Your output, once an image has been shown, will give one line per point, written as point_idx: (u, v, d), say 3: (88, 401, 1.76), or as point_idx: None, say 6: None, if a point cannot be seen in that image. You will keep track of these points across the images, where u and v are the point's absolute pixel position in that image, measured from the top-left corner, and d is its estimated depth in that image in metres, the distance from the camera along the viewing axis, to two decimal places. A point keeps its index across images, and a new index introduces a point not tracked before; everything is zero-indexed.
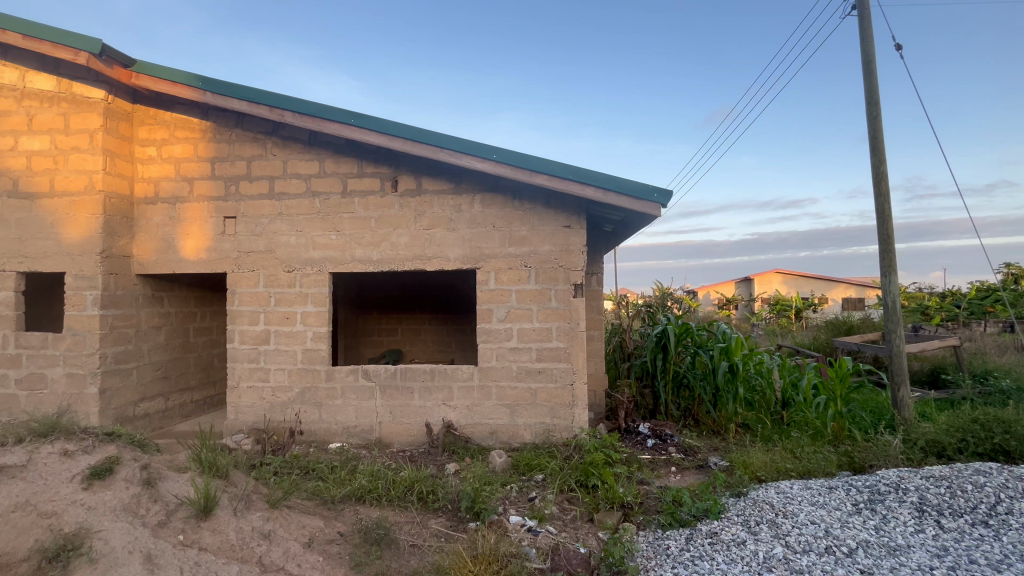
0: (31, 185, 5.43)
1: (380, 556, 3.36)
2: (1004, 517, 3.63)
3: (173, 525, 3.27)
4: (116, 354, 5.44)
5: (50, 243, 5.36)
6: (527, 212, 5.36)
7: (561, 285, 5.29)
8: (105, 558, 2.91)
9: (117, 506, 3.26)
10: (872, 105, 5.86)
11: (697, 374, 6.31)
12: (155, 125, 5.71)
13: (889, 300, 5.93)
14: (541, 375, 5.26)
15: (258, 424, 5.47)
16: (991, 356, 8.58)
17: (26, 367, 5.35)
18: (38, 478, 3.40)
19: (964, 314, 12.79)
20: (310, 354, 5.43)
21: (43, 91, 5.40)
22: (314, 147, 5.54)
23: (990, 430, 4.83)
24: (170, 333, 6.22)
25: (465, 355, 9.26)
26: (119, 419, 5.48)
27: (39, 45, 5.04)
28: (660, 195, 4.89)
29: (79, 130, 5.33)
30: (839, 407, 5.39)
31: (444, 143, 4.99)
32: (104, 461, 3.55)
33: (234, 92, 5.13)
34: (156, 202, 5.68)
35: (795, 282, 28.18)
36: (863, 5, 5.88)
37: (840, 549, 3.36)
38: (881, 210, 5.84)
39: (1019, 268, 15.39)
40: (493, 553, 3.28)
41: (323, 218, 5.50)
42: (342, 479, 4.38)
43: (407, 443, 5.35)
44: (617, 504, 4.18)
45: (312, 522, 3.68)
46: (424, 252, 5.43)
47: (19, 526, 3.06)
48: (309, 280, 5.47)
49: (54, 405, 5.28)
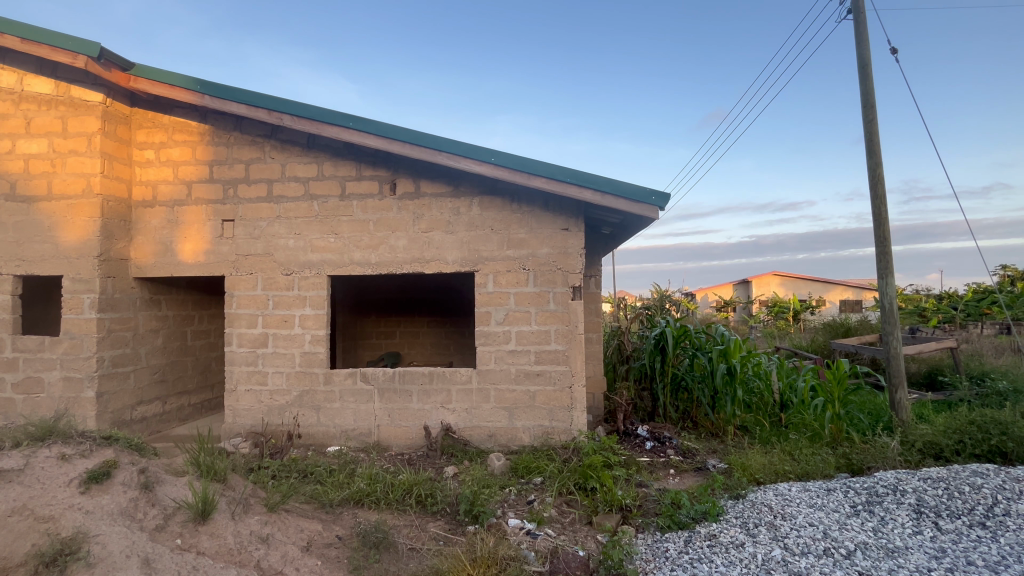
0: (29, 188, 5.42)
1: (378, 559, 3.36)
2: (1001, 519, 3.64)
3: (171, 529, 3.26)
4: (113, 357, 5.43)
5: (48, 247, 5.36)
6: (526, 214, 5.36)
7: (559, 288, 5.29)
8: (102, 563, 2.91)
9: (115, 511, 3.24)
10: (867, 107, 5.89)
11: (696, 376, 6.34)
12: (154, 128, 5.70)
13: (887, 303, 5.93)
14: (540, 377, 5.26)
15: (255, 427, 5.46)
16: (988, 358, 8.64)
17: (23, 371, 5.33)
18: (35, 482, 3.38)
19: (961, 316, 12.91)
20: (308, 357, 5.42)
21: (40, 94, 5.39)
22: (312, 150, 5.54)
23: (987, 432, 4.84)
24: (168, 336, 6.20)
25: (463, 359, 9.25)
26: (116, 423, 5.46)
27: (38, 49, 5.05)
28: (658, 198, 4.91)
29: (77, 133, 5.32)
30: (836, 409, 5.41)
31: (442, 146, 5.00)
32: (102, 466, 3.54)
33: (232, 96, 5.14)
34: (154, 206, 5.68)
35: (794, 284, 28.26)
36: (859, 8, 5.92)
37: (838, 551, 3.37)
38: (877, 212, 5.86)
39: (1014, 269, 15.53)
40: (492, 556, 3.27)
41: (321, 221, 5.50)
42: (341, 483, 4.37)
43: (405, 446, 5.34)
44: (616, 506, 4.19)
45: (310, 526, 3.67)
46: (422, 254, 5.43)
47: (16, 530, 3.05)
48: (307, 283, 5.47)
49: (50, 409, 5.26)
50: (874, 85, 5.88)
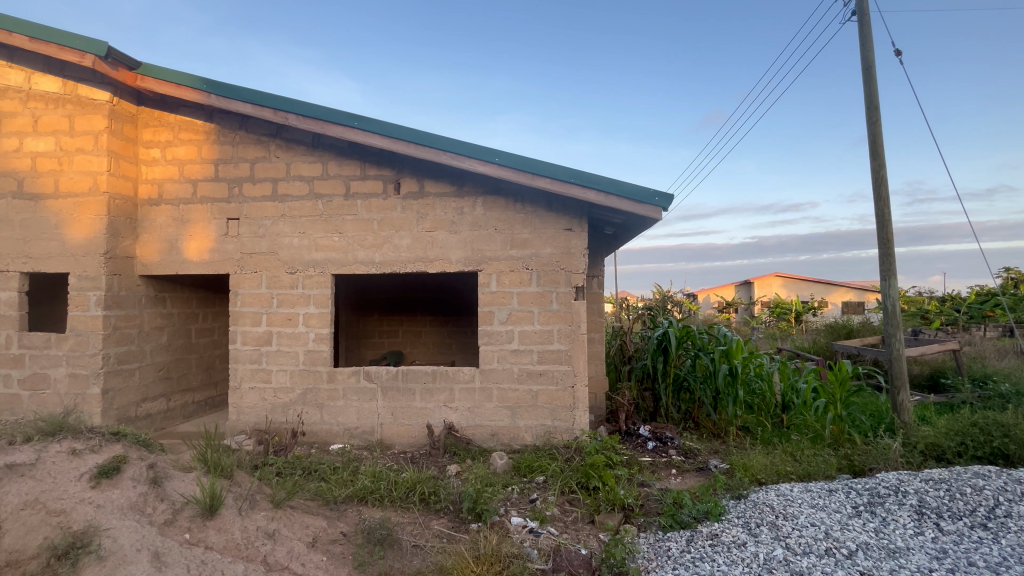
0: (36, 185, 5.46)
1: (383, 556, 3.38)
2: (1003, 520, 3.66)
3: (179, 524, 3.29)
4: (119, 354, 5.46)
5: (55, 244, 5.39)
6: (529, 215, 5.39)
7: (562, 288, 5.31)
8: (113, 556, 2.94)
9: (125, 505, 3.28)
10: (871, 109, 5.91)
11: (698, 377, 6.36)
12: (160, 127, 5.75)
13: (889, 304, 5.95)
14: (542, 377, 5.29)
15: (259, 424, 5.50)
16: (990, 360, 8.65)
17: (30, 367, 5.37)
18: (46, 477, 3.41)
19: (964, 319, 12.92)
20: (312, 355, 5.46)
21: (48, 93, 5.43)
22: (317, 149, 5.58)
23: (989, 434, 4.86)
24: (173, 333, 6.24)
25: (465, 358, 9.29)
26: (121, 419, 5.50)
27: (45, 47, 5.09)
28: (661, 199, 4.94)
29: (83, 131, 5.36)
30: (839, 411, 5.45)
31: (446, 146, 5.02)
32: (111, 461, 3.58)
33: (238, 95, 5.17)
34: (160, 204, 5.72)
35: (795, 286, 28.28)
36: (864, 10, 5.93)
37: (840, 551, 3.39)
38: (880, 215, 5.88)
39: (1017, 272, 15.50)
40: (495, 554, 3.31)
41: (325, 220, 5.53)
42: (344, 480, 4.40)
43: (408, 445, 5.37)
44: (618, 505, 4.22)
45: (314, 522, 3.69)
46: (426, 254, 5.46)
47: (29, 524, 3.08)
48: (311, 281, 5.50)
49: (57, 405, 5.30)
50: (878, 87, 5.90)
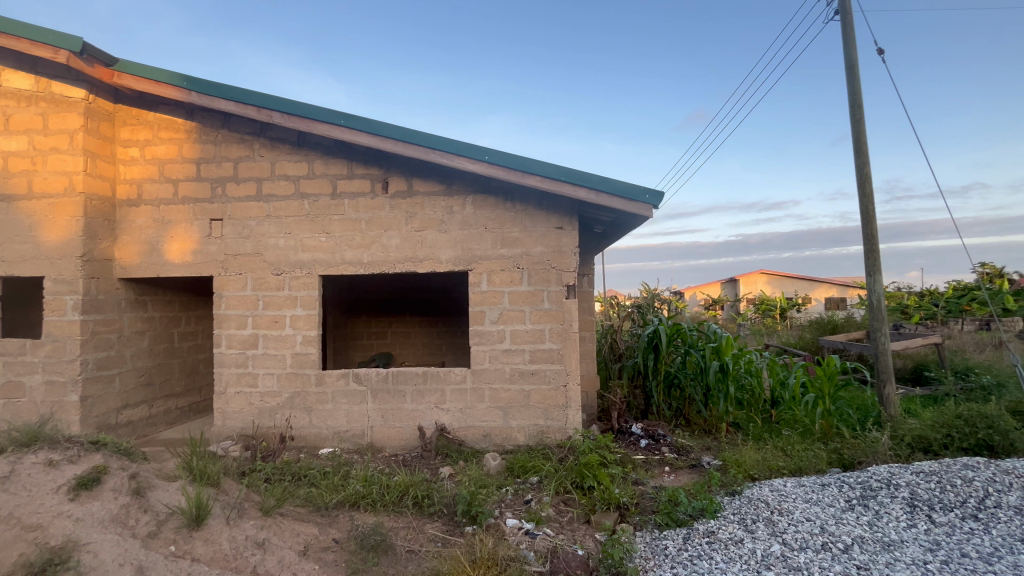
0: (9, 186, 5.27)
1: (376, 563, 3.29)
2: (993, 510, 3.68)
3: (163, 536, 3.17)
4: (98, 360, 5.29)
5: (29, 247, 5.21)
6: (519, 213, 5.32)
7: (553, 287, 5.26)
8: (94, 571, 2.81)
9: (106, 518, 3.14)
10: (855, 108, 5.94)
11: (688, 374, 6.36)
12: (139, 125, 5.58)
13: (874, 300, 5.98)
14: (534, 376, 5.22)
15: (246, 430, 5.36)
16: (971, 353, 8.79)
17: (3, 375, 5.18)
18: (22, 490, 3.27)
19: (942, 313, 13.19)
20: (299, 358, 5.33)
21: (20, 90, 5.24)
22: (302, 148, 5.45)
23: (974, 425, 4.90)
24: (154, 338, 6.07)
25: (456, 358, 9.19)
26: (101, 427, 5.32)
27: (16, 43, 4.89)
28: (652, 196, 4.90)
29: (58, 130, 5.18)
30: (828, 405, 5.58)
31: (435, 144, 4.93)
32: (91, 471, 3.44)
33: (219, 93, 5.02)
34: (139, 204, 5.55)
35: (779, 282, 28.58)
36: (847, 10, 5.96)
37: (836, 545, 3.37)
38: (865, 212, 5.91)
39: (992, 266, 15.81)
40: (492, 557, 3.22)
41: (312, 220, 5.41)
42: (335, 485, 4.29)
43: (399, 447, 5.27)
44: (614, 505, 4.15)
45: (305, 530, 3.59)
46: (415, 253, 5.37)
47: (3, 540, 2.93)
48: (298, 282, 5.38)
49: (32, 413, 5.12)
50: (861, 85, 5.93)
